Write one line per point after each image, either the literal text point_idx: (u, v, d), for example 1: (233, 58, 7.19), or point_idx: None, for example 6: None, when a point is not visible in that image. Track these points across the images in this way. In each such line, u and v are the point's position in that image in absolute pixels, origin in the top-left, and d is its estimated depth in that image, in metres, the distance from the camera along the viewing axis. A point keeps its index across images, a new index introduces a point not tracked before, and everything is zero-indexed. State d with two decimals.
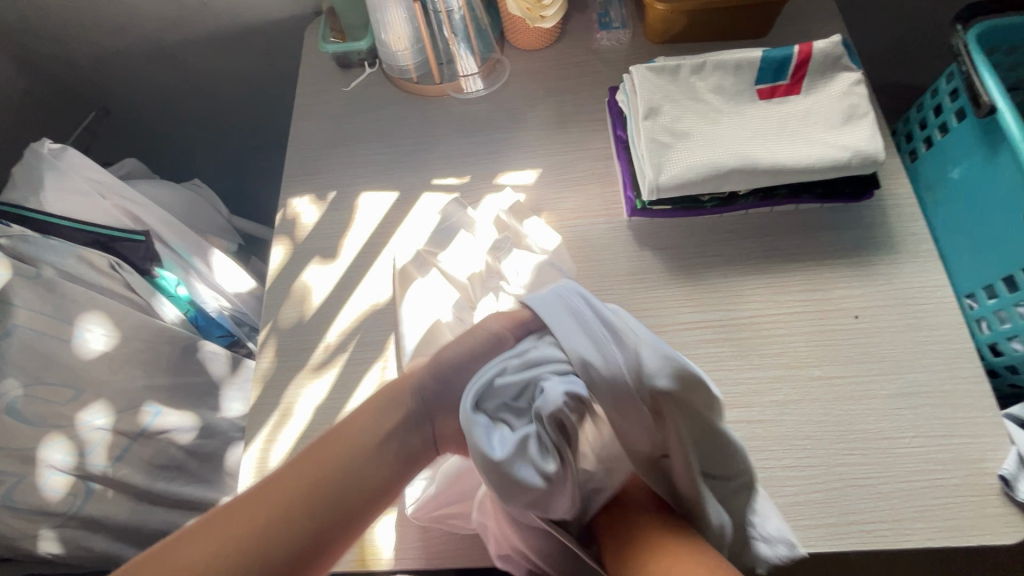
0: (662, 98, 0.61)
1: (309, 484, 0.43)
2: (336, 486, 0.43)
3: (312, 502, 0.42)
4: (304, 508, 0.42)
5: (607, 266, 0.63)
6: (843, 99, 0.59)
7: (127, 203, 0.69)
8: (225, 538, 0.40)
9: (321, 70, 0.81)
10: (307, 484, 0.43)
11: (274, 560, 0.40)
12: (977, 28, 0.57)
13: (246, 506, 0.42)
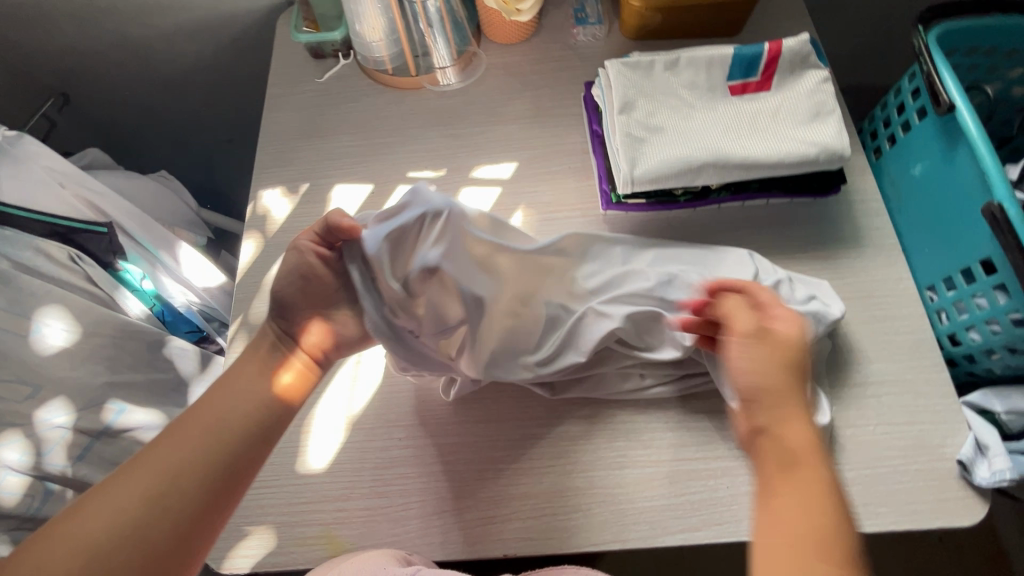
0: (636, 93, 0.61)
1: (223, 422, 0.46)
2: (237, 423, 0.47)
3: (216, 450, 0.44)
4: (221, 443, 0.45)
5: None
6: (811, 95, 0.60)
7: (88, 194, 0.66)
8: (178, 459, 0.43)
9: (294, 60, 0.79)
10: (221, 422, 0.46)
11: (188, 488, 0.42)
12: (937, 30, 0.59)
13: (190, 433, 0.44)
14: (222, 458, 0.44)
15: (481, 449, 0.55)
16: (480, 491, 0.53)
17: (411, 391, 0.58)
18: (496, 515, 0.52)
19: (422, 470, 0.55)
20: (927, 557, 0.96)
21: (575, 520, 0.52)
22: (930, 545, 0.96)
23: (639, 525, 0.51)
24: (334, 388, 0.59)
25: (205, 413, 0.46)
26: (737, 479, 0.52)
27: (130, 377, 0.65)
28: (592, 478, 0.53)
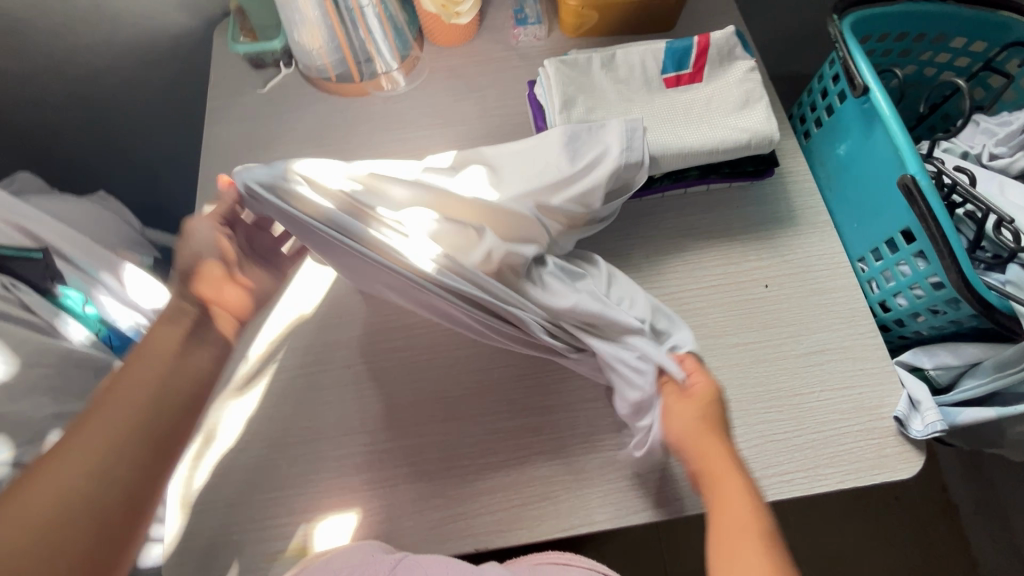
0: (576, 90, 0.63)
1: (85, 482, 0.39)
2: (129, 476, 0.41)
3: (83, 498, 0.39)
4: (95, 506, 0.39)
5: None
6: (740, 84, 0.63)
7: (19, 219, 0.63)
8: (64, 494, 0.39)
9: (234, 71, 0.78)
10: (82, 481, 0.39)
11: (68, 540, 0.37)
12: (850, 18, 0.64)
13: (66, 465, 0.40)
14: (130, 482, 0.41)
15: (447, 447, 0.56)
16: (449, 488, 0.54)
17: (373, 396, 0.58)
18: (466, 510, 0.53)
19: (389, 473, 0.55)
20: (886, 517, 1.02)
21: (543, 508, 0.53)
22: (888, 505, 1.02)
23: (605, 507, 0.53)
24: (295, 399, 0.58)
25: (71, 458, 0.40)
26: None
27: (78, 407, 0.63)
28: (559, 466, 0.55)
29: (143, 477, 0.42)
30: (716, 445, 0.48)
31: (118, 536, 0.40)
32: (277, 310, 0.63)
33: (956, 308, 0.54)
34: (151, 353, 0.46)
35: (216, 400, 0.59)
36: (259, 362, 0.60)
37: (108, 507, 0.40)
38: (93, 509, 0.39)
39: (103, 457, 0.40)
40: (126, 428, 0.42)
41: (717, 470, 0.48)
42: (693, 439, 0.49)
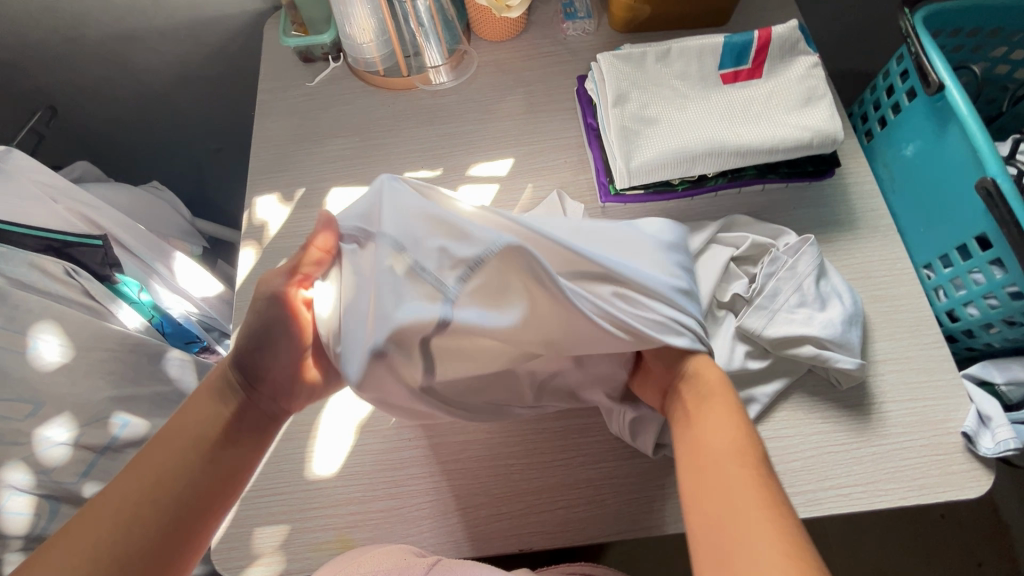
0: (630, 85, 0.62)
1: (152, 480, 0.43)
2: (178, 475, 0.44)
3: (154, 494, 0.43)
4: (156, 506, 0.42)
5: None
6: (802, 80, 0.61)
7: (82, 206, 0.64)
8: (141, 490, 0.42)
9: (284, 65, 0.79)
10: (149, 478, 0.43)
11: (150, 525, 0.42)
12: (922, 12, 0.60)
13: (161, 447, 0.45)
14: (174, 487, 0.43)
15: (492, 445, 0.55)
16: (493, 487, 0.53)
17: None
18: (510, 510, 0.53)
19: (433, 467, 0.55)
20: (931, 534, 0.98)
21: (589, 511, 0.52)
22: (934, 521, 0.98)
23: (656, 513, 0.51)
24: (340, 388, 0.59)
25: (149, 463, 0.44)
26: None
27: (134, 390, 0.64)
28: (605, 469, 0.54)
29: (200, 481, 0.44)
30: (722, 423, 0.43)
31: (186, 533, 0.44)
32: None
33: None
34: (184, 433, 0.45)
35: None
36: None
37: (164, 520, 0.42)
38: (139, 517, 0.42)
39: (150, 477, 0.43)
40: (202, 426, 0.46)
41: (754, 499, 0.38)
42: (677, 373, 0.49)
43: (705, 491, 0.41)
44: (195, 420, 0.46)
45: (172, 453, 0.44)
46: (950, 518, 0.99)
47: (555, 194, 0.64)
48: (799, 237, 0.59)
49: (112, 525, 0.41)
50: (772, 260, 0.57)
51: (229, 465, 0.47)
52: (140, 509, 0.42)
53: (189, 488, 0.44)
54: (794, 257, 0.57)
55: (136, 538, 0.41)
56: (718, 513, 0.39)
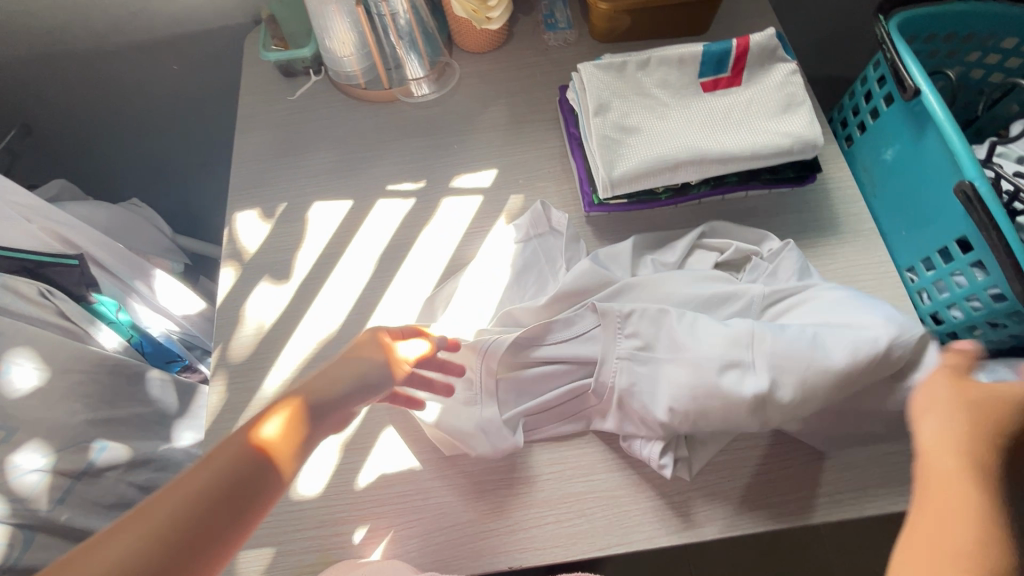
0: (611, 94, 0.62)
1: (216, 487, 0.36)
2: (236, 484, 0.37)
3: (209, 500, 0.35)
4: (202, 517, 0.35)
5: (535, 282, 0.61)
6: (781, 87, 0.61)
7: (57, 226, 0.63)
8: (196, 498, 0.35)
9: (265, 79, 0.78)
10: (215, 484, 0.36)
11: (184, 538, 0.34)
12: (896, 18, 0.61)
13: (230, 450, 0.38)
14: (226, 496, 0.36)
15: (479, 461, 0.54)
16: (481, 505, 0.52)
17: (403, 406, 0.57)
18: (498, 527, 0.51)
19: (419, 484, 0.54)
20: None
21: (579, 526, 0.51)
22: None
23: (646, 526, 0.51)
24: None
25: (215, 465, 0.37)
26: (740, 471, 0.52)
27: (112, 413, 0.63)
28: (594, 482, 0.53)
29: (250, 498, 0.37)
30: (955, 421, 0.35)
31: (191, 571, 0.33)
32: (306, 320, 0.63)
33: (1017, 321, 0.51)
34: (258, 442, 0.39)
35: (245, 416, 0.58)
36: (285, 382, 0.60)
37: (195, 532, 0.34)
38: (180, 522, 0.34)
39: (211, 482, 0.36)
40: (274, 440, 0.40)
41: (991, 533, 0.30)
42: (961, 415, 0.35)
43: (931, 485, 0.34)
44: (259, 438, 0.40)
45: (239, 462, 0.38)
46: None
47: (538, 204, 0.63)
48: (782, 241, 0.59)
49: (156, 527, 0.33)
50: (753, 267, 0.58)
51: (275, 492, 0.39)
52: (192, 516, 0.34)
53: (238, 504, 0.37)
54: (774, 263, 0.57)
55: (164, 550, 0.33)
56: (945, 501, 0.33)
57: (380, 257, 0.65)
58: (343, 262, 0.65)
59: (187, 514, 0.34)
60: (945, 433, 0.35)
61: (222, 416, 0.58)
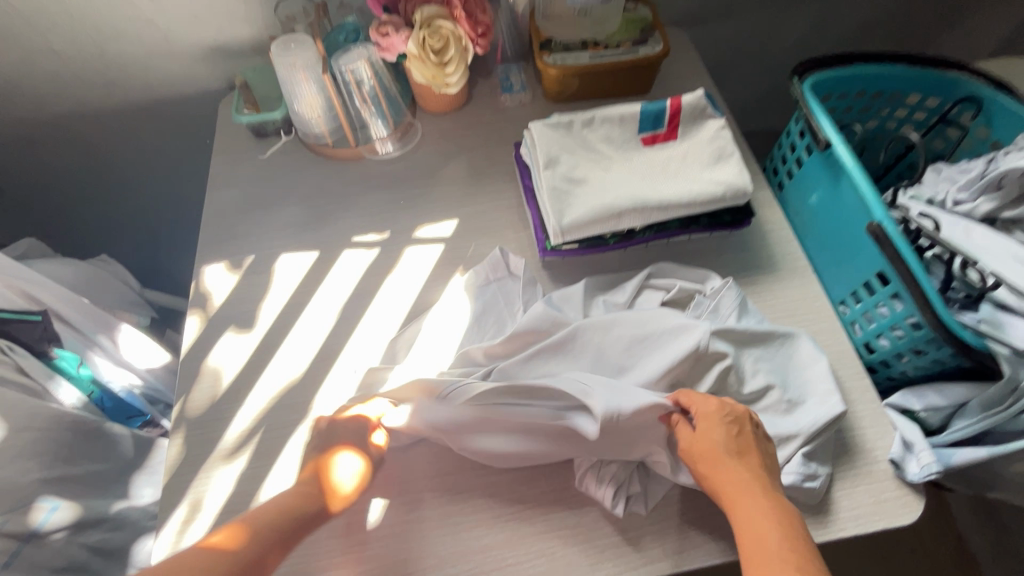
0: (559, 150, 0.67)
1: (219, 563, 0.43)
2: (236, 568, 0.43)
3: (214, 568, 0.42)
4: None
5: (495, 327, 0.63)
6: (713, 141, 0.67)
7: (21, 282, 0.64)
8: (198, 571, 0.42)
9: (237, 140, 0.83)
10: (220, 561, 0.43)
11: None
12: (810, 80, 0.69)
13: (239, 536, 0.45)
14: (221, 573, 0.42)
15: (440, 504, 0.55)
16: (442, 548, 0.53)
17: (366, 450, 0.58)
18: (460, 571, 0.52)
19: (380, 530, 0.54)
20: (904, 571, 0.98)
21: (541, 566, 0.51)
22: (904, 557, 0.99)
23: (605, 562, 0.51)
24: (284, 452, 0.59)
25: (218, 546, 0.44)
26: (695, 502, 0.54)
27: (67, 471, 0.62)
28: (554, 521, 0.54)
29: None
30: (716, 434, 0.49)
31: None
32: (270, 369, 0.64)
33: (936, 347, 0.55)
34: (260, 532, 0.45)
35: (203, 469, 0.58)
36: (246, 431, 0.60)
37: None
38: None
39: (213, 558, 0.43)
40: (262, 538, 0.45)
41: (762, 496, 0.45)
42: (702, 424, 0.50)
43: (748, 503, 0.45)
44: (262, 530, 0.46)
45: (242, 548, 0.44)
46: (915, 551, 1.00)
47: (496, 251, 0.67)
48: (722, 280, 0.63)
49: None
50: (696, 305, 0.61)
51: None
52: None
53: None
54: (714, 299, 0.61)
55: None
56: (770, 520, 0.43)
57: (345, 305, 0.68)
58: (308, 311, 0.67)
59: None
60: (710, 447, 0.49)
61: (182, 468, 0.58)
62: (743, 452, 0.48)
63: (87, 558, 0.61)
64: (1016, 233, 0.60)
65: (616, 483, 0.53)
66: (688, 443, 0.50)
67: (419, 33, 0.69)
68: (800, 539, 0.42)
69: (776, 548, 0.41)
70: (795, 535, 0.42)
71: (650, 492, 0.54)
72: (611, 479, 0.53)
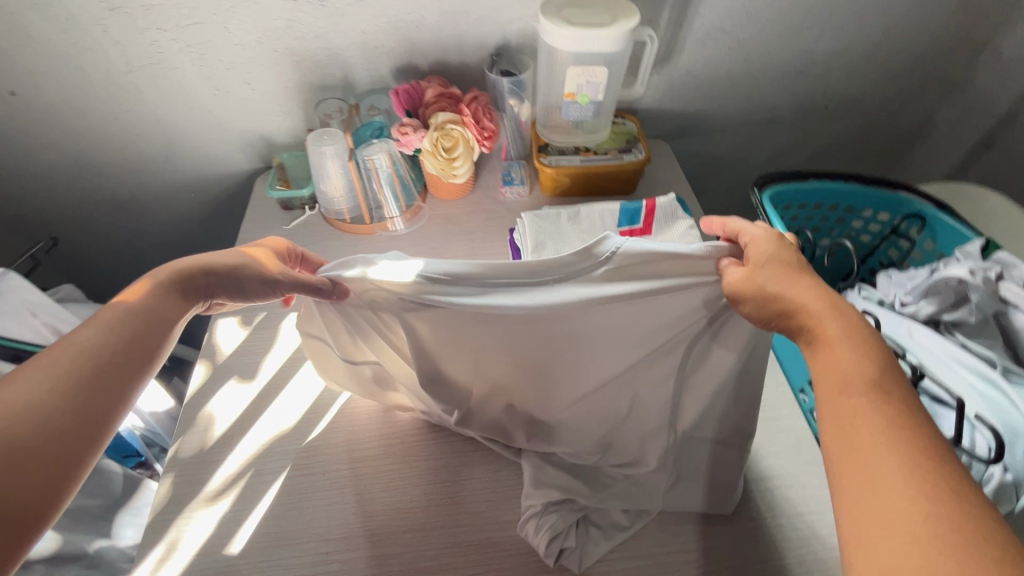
0: (546, 238, 0.76)
1: (62, 386, 0.41)
2: (86, 380, 0.42)
3: (61, 390, 0.40)
4: (53, 404, 0.40)
5: None
6: (682, 237, 0.76)
7: (58, 323, 0.72)
8: (38, 389, 0.40)
9: (267, 211, 0.94)
10: (60, 383, 0.41)
11: (42, 419, 0.39)
12: (769, 190, 0.79)
13: (64, 350, 0.43)
14: (67, 390, 0.41)
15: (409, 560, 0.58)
16: None
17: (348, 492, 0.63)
18: None
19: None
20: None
21: None
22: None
23: None
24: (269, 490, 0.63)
25: (45, 364, 0.41)
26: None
27: None
28: None
29: (98, 387, 0.42)
30: (806, 296, 0.46)
31: (73, 454, 0.39)
32: (264, 417, 0.69)
33: None
34: (81, 347, 0.43)
35: (183, 514, 0.61)
36: (231, 477, 0.64)
37: (54, 421, 0.39)
38: (34, 409, 0.39)
39: (50, 379, 0.41)
40: (86, 360, 0.43)
41: (869, 379, 0.40)
42: (785, 282, 0.48)
43: (832, 414, 0.41)
44: (83, 349, 0.43)
45: (73, 370, 0.42)
46: None
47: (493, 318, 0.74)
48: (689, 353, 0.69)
49: (19, 405, 0.38)
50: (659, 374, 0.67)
51: (125, 381, 0.44)
52: (59, 407, 0.40)
53: (83, 394, 0.41)
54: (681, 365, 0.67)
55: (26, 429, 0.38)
56: (886, 433, 0.37)
57: None
58: (306, 366, 0.74)
59: (40, 418, 0.39)
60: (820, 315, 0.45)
61: (169, 504, 0.61)
62: (844, 319, 0.44)
63: None
64: (956, 334, 0.66)
65: (552, 532, 0.57)
66: (789, 307, 0.47)
67: (433, 133, 0.81)
68: (921, 437, 0.37)
69: (872, 429, 0.38)
70: (898, 409, 0.38)
71: (585, 550, 0.57)
72: (549, 530, 0.57)
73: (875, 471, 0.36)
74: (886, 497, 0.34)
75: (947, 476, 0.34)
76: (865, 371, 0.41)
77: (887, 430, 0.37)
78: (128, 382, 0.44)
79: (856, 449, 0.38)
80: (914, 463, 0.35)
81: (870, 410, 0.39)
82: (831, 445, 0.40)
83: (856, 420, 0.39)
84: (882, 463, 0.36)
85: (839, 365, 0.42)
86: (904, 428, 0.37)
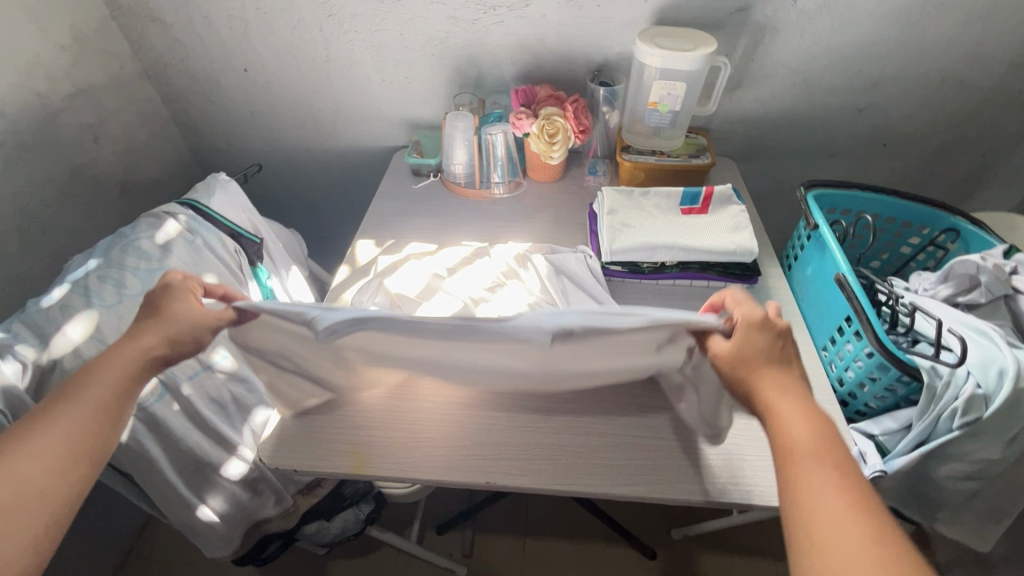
0: (620, 206, 0.95)
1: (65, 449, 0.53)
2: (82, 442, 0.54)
3: (74, 454, 0.53)
4: (78, 452, 0.53)
5: None
6: (733, 217, 0.92)
7: (257, 221, 1.02)
8: (61, 448, 0.53)
9: (402, 174, 1.20)
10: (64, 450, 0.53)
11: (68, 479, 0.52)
12: (814, 190, 0.93)
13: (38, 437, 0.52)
14: (75, 451, 0.53)
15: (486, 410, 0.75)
16: (480, 436, 0.71)
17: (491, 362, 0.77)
18: (486, 452, 0.70)
19: (438, 414, 0.73)
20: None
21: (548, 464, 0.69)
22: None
23: (599, 476, 0.67)
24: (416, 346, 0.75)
25: (61, 420, 0.54)
26: (672, 454, 0.70)
27: (238, 339, 0.89)
28: (565, 438, 0.71)
29: (64, 478, 0.52)
30: (767, 379, 0.59)
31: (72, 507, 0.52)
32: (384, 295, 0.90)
33: (887, 373, 0.70)
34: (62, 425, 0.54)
35: None
36: None
37: (82, 470, 0.54)
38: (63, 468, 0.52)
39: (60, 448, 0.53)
40: (69, 442, 0.53)
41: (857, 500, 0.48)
42: (745, 364, 0.59)
43: (805, 434, 0.53)
44: (69, 421, 0.54)
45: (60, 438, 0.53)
46: None
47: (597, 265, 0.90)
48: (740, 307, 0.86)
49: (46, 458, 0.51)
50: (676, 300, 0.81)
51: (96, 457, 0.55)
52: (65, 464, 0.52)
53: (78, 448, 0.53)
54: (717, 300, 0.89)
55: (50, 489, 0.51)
56: (845, 483, 0.49)
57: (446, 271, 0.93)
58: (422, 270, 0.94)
59: (55, 478, 0.51)
60: (794, 430, 0.54)
61: None
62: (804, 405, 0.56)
63: (229, 401, 0.86)
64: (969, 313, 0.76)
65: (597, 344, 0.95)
66: (751, 391, 0.58)
67: (541, 121, 1.04)
68: (856, 485, 0.49)
69: (820, 483, 0.49)
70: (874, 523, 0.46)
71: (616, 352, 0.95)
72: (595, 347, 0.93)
73: (809, 491, 0.49)
74: (833, 546, 0.45)
75: (876, 512, 0.47)
76: (808, 430, 0.53)
77: (838, 480, 0.49)
78: (101, 450, 0.55)
79: (825, 500, 0.48)
80: (873, 555, 0.44)
81: (820, 468, 0.50)
82: (794, 500, 0.50)
83: (807, 467, 0.51)
84: (833, 520, 0.46)
85: (800, 438, 0.53)
86: (847, 466, 0.51)
